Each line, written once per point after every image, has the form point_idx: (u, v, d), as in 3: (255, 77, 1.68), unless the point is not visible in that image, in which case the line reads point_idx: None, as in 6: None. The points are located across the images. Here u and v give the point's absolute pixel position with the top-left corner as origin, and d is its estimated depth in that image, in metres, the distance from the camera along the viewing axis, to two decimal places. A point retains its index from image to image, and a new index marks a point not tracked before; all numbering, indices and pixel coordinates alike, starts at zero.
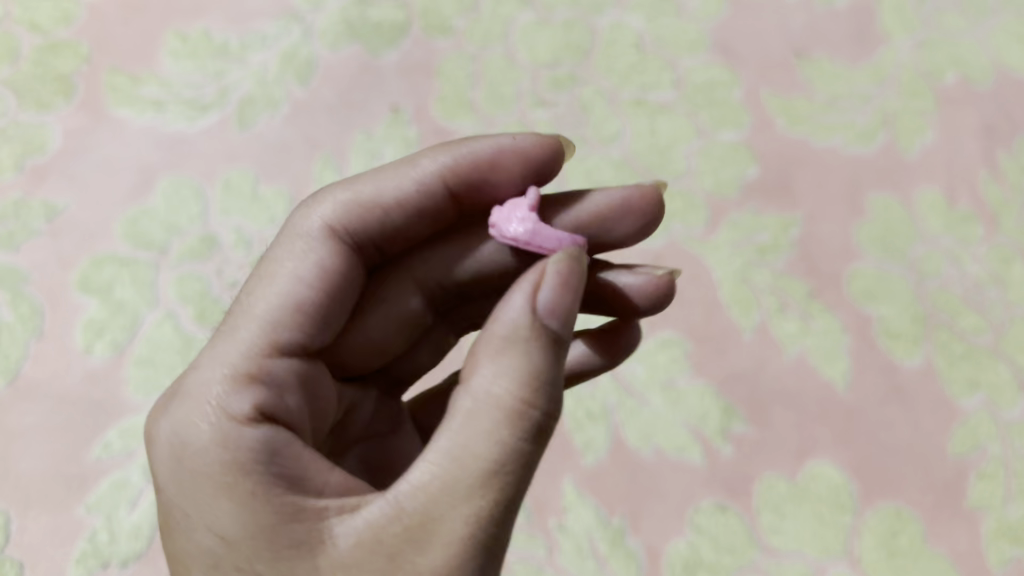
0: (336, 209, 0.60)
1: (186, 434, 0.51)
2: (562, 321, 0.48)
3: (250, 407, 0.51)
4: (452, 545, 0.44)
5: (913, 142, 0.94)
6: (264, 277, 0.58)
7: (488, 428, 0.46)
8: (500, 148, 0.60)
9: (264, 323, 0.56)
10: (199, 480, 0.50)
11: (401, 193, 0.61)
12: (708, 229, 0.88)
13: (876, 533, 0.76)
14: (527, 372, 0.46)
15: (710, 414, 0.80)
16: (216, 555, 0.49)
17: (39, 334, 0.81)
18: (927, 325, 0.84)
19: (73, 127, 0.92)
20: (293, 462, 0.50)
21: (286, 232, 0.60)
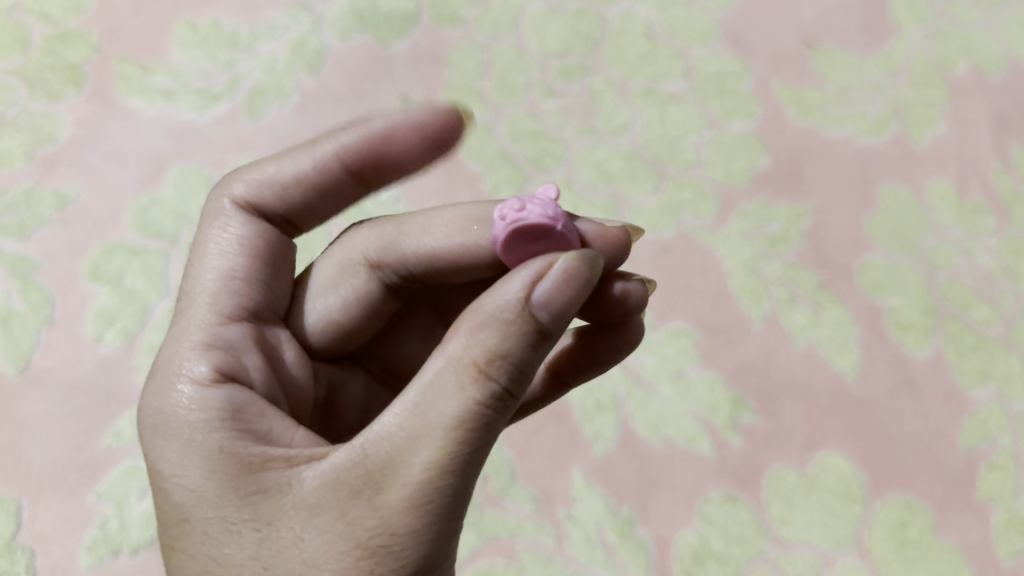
0: (246, 184, 0.58)
1: (156, 400, 0.51)
2: (553, 312, 0.44)
3: (210, 369, 0.51)
4: (411, 489, 0.42)
5: (924, 133, 0.94)
6: (201, 252, 0.57)
7: (463, 386, 0.43)
8: (396, 126, 0.59)
9: (212, 296, 0.55)
10: (167, 439, 0.49)
11: (302, 167, 0.59)
12: (717, 220, 0.88)
13: (886, 524, 0.75)
14: (507, 343, 0.44)
15: (720, 405, 0.80)
16: (180, 504, 0.47)
17: (50, 323, 0.81)
18: (937, 317, 0.84)
19: (84, 116, 0.92)
20: (258, 416, 0.50)
21: (206, 211, 0.58)
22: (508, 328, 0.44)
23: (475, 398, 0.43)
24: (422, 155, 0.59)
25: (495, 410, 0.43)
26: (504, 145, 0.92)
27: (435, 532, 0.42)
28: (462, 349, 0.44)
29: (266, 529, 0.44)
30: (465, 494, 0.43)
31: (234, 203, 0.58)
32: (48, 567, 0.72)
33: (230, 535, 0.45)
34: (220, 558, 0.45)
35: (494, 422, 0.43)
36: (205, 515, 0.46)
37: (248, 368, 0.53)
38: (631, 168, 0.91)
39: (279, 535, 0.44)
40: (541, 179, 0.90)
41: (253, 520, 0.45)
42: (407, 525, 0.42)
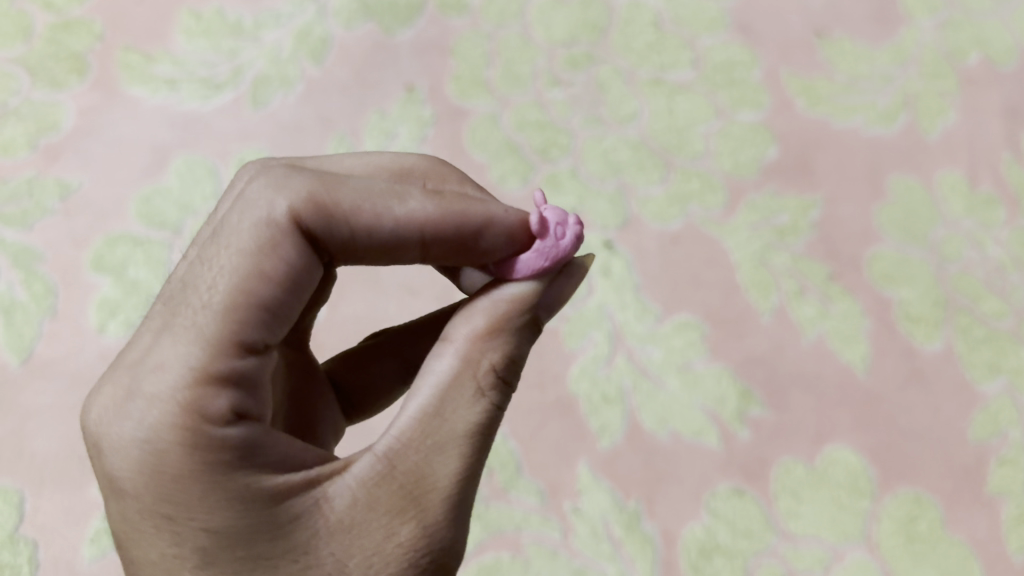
0: (300, 197, 0.45)
1: (155, 434, 0.41)
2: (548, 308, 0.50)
3: (227, 402, 0.42)
4: (452, 496, 0.44)
5: (934, 124, 0.93)
6: (225, 240, 0.44)
7: (478, 390, 0.46)
8: (505, 225, 0.49)
9: (226, 315, 0.42)
10: (180, 487, 0.41)
11: (390, 223, 0.47)
12: (726, 212, 0.87)
13: (895, 519, 0.75)
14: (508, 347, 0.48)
15: (728, 397, 0.79)
16: (208, 554, 0.42)
17: (53, 313, 0.80)
18: (947, 309, 0.83)
19: (87, 105, 0.92)
20: (270, 445, 0.44)
21: (251, 196, 0.45)
22: (510, 329, 0.48)
23: (490, 400, 0.46)
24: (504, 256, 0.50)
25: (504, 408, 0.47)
26: (510, 135, 0.91)
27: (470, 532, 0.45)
28: (473, 353, 0.47)
29: (304, 558, 0.42)
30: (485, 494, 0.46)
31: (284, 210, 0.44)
32: (51, 559, 0.71)
33: (267, 572, 0.42)
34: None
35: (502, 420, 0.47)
36: (234, 556, 0.42)
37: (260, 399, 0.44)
38: (638, 159, 0.90)
39: (323, 561, 0.42)
40: (548, 169, 0.90)
41: (293, 551, 0.42)
42: (451, 528, 0.44)
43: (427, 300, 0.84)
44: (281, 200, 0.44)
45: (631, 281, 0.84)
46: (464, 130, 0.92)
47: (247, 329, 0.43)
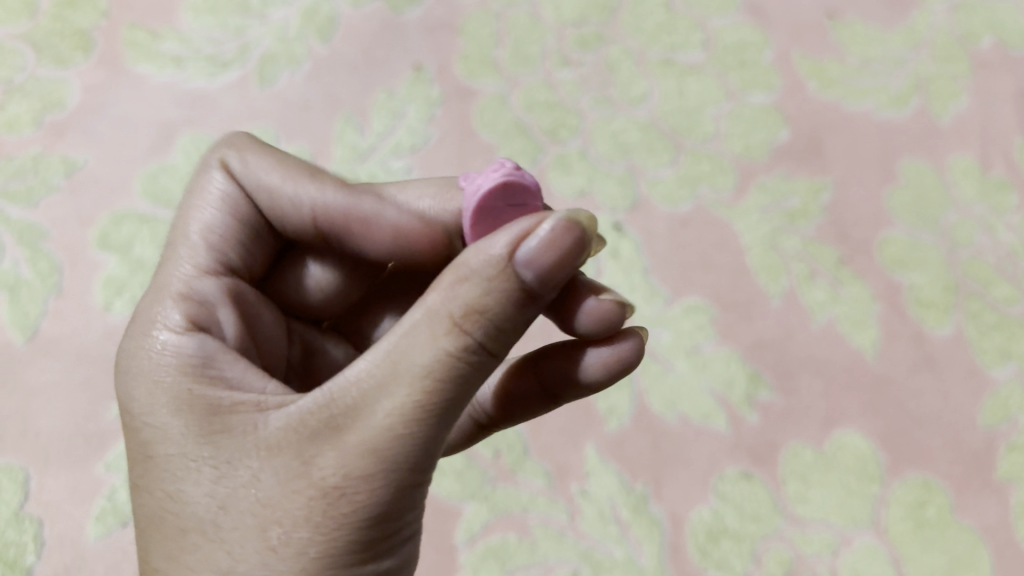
0: (241, 165, 0.55)
1: (136, 349, 0.49)
2: (541, 277, 0.41)
3: (187, 319, 0.50)
4: (370, 438, 0.41)
5: (946, 108, 0.92)
6: (195, 197, 0.55)
7: (432, 336, 0.41)
8: (382, 223, 0.56)
9: (203, 247, 0.54)
10: (143, 387, 0.47)
11: (280, 202, 0.55)
12: (736, 194, 0.87)
13: (904, 504, 0.74)
14: (473, 301, 0.41)
15: (736, 380, 0.78)
16: (151, 444, 0.46)
17: (58, 291, 0.80)
18: (958, 294, 0.82)
19: (93, 82, 0.91)
20: (229, 367, 0.48)
21: (202, 170, 0.56)
22: (483, 289, 0.41)
23: (447, 351, 0.41)
24: (394, 251, 0.56)
25: (466, 368, 0.41)
26: (518, 116, 0.90)
27: (389, 483, 0.41)
28: (440, 303, 0.42)
29: (228, 466, 0.43)
30: (429, 454, 0.42)
31: (224, 176, 0.55)
32: (56, 537, 0.70)
33: (191, 470, 0.44)
34: (183, 492, 0.44)
35: (463, 381, 0.41)
36: (171, 453, 0.45)
37: (222, 325, 0.52)
38: (648, 140, 0.89)
39: (239, 472, 0.43)
40: (557, 150, 0.89)
41: (218, 459, 0.44)
42: (369, 471, 0.41)
43: None
44: (221, 167, 0.56)
45: (641, 264, 0.83)
46: (473, 109, 0.91)
47: (232, 259, 0.55)
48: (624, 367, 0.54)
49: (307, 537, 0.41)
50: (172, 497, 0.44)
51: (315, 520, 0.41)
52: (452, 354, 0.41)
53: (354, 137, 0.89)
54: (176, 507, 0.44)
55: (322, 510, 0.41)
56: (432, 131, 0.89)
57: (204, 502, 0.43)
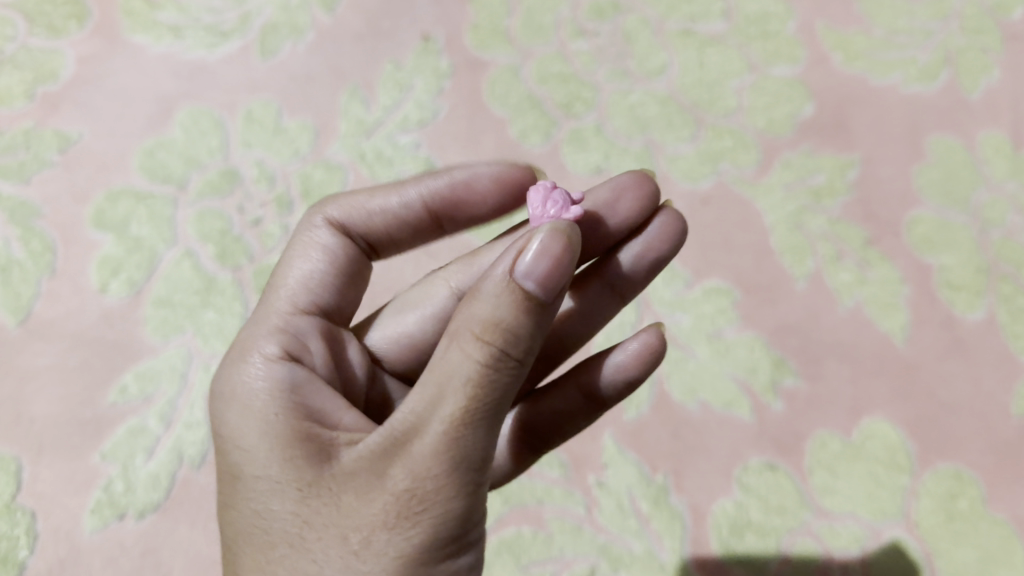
0: (340, 208, 0.59)
1: (224, 382, 0.50)
2: (544, 286, 0.41)
3: (281, 349, 0.51)
4: (430, 447, 0.40)
5: (977, 82, 0.88)
6: (298, 250, 0.57)
7: (464, 348, 0.40)
8: (477, 186, 0.60)
9: (306, 290, 0.55)
10: (228, 418, 0.48)
11: (388, 208, 0.59)
12: (759, 171, 0.83)
13: (934, 496, 0.70)
14: (493, 315, 0.40)
15: (760, 366, 0.75)
16: (234, 472, 0.46)
17: (52, 272, 0.77)
18: (989, 277, 0.78)
19: (88, 53, 0.87)
20: (312, 397, 0.48)
21: (300, 228, 0.58)
22: (502, 303, 0.41)
23: (481, 362, 0.40)
24: (497, 208, 0.61)
25: (499, 377, 0.40)
26: (531, 89, 0.87)
27: (459, 486, 0.40)
28: (464, 320, 0.41)
29: (306, 485, 0.43)
30: (488, 456, 0.41)
31: (327, 224, 0.58)
32: (50, 530, 0.67)
33: (272, 492, 0.44)
34: (268, 513, 0.43)
35: (506, 385, 0.41)
36: (255, 475, 0.44)
37: (312, 355, 0.53)
38: (667, 114, 0.86)
39: (316, 489, 0.43)
40: (572, 125, 0.85)
41: (295, 479, 0.43)
42: (431, 479, 0.40)
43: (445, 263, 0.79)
44: (324, 221, 0.58)
45: None
46: (483, 82, 0.87)
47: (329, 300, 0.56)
48: (658, 355, 0.60)
49: (387, 542, 0.40)
50: (256, 519, 0.44)
51: (392, 525, 0.40)
52: (493, 362, 0.40)
53: (360, 111, 0.85)
54: (262, 527, 0.44)
55: (397, 517, 0.40)
56: (441, 104, 0.86)
57: (287, 520, 0.43)
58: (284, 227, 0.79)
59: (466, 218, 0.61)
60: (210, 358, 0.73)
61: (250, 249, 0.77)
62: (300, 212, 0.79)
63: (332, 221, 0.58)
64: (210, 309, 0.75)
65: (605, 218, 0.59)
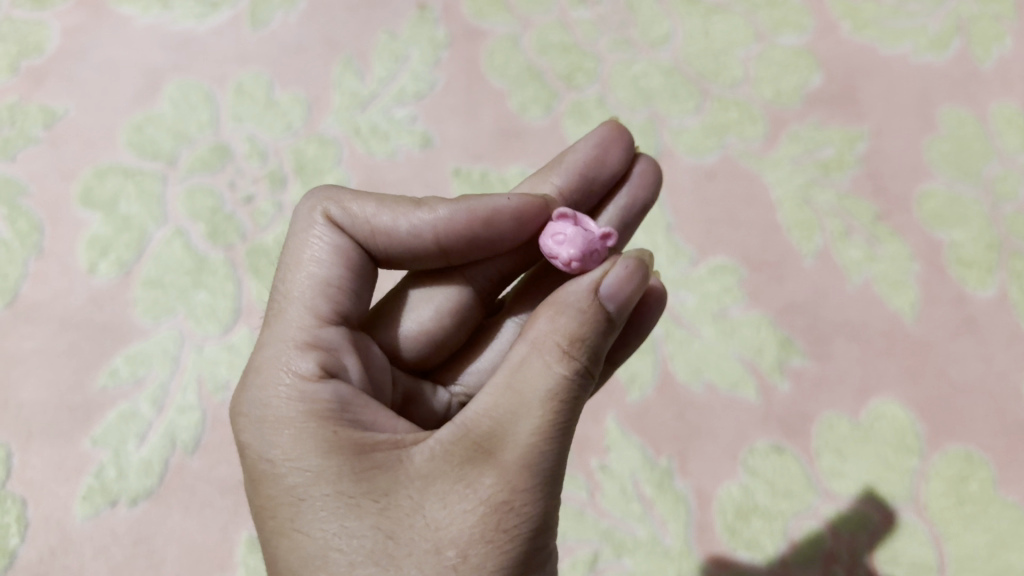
0: (349, 221, 0.50)
1: (262, 392, 0.45)
2: (621, 308, 0.44)
3: (313, 364, 0.45)
4: (522, 456, 0.40)
5: (989, 51, 0.86)
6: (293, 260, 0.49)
7: (546, 362, 0.42)
8: (501, 224, 0.51)
9: (307, 303, 0.48)
10: (281, 430, 0.43)
11: (396, 234, 0.50)
12: (766, 144, 0.81)
13: (945, 479, 0.68)
14: (577, 330, 0.42)
15: (767, 346, 0.73)
16: (298, 490, 0.42)
17: (39, 252, 0.75)
18: (1001, 253, 0.76)
19: (73, 25, 0.85)
20: (361, 407, 0.45)
21: (303, 235, 0.50)
22: (588, 321, 0.43)
23: (567, 373, 0.42)
24: (516, 241, 0.52)
25: (581, 392, 0.42)
26: (531, 59, 0.84)
27: (546, 497, 0.41)
28: (543, 336, 0.43)
29: (387, 499, 0.41)
30: (563, 470, 0.42)
31: (324, 234, 0.50)
32: (40, 518, 0.65)
33: (349, 509, 0.40)
34: (344, 535, 0.40)
35: (583, 401, 0.43)
36: (325, 493, 0.41)
37: (348, 372, 0.47)
38: (670, 85, 0.83)
39: (401, 504, 0.40)
40: (573, 97, 0.83)
41: (375, 496, 0.41)
42: (523, 487, 0.40)
43: None
44: (326, 228, 0.49)
45: (664, 221, 0.78)
46: (481, 52, 0.85)
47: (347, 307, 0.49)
48: None
49: (486, 553, 0.39)
50: (331, 539, 0.40)
51: (489, 536, 0.39)
52: (581, 379, 0.42)
53: (354, 83, 0.82)
54: (337, 548, 0.40)
55: (494, 527, 0.39)
56: (438, 76, 0.83)
57: (369, 538, 0.40)
58: (277, 205, 0.77)
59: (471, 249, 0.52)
60: (203, 340, 0.71)
61: (243, 228, 0.75)
62: (293, 189, 0.77)
63: (333, 229, 0.50)
64: (202, 290, 0.73)
65: (596, 175, 0.57)
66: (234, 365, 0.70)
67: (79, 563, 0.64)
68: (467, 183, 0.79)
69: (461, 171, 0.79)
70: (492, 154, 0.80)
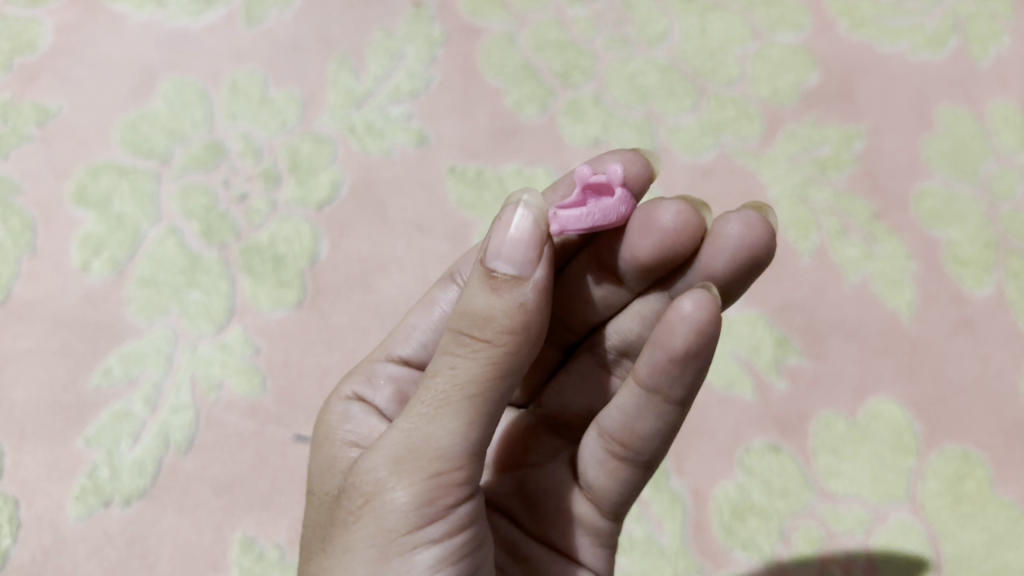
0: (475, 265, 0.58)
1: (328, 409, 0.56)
2: (505, 270, 0.41)
3: (353, 393, 0.56)
4: (392, 435, 0.42)
5: (986, 50, 0.86)
6: (423, 306, 0.59)
7: (443, 342, 0.43)
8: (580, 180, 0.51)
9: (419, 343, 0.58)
10: (319, 437, 0.53)
11: None
12: (763, 142, 0.80)
13: (942, 478, 0.68)
14: (462, 304, 0.42)
15: (763, 346, 0.73)
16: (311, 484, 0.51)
17: (32, 250, 0.74)
18: (998, 252, 0.76)
19: (66, 21, 0.84)
20: None
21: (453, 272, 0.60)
22: (471, 292, 0.42)
23: (448, 349, 0.42)
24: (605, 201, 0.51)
25: (459, 364, 0.41)
26: (527, 57, 0.84)
27: (409, 474, 0.41)
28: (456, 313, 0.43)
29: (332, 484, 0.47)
30: (448, 443, 0.41)
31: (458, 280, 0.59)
32: (34, 519, 0.65)
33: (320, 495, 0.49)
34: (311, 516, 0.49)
35: (477, 374, 0.41)
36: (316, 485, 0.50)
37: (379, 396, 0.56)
38: (667, 83, 0.83)
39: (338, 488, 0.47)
40: (569, 95, 0.82)
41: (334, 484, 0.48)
42: (385, 465, 0.42)
43: (438, 240, 0.76)
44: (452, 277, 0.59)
45: None
46: (477, 49, 0.84)
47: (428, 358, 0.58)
48: (708, 325, 0.45)
49: (356, 525, 0.43)
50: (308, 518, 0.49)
51: (359, 510, 0.43)
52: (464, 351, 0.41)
53: (350, 81, 0.82)
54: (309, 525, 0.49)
55: (364, 502, 0.43)
56: (434, 73, 0.83)
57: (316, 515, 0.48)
58: (271, 204, 0.76)
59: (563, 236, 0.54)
60: (196, 340, 0.71)
61: (237, 226, 0.75)
62: (287, 187, 0.77)
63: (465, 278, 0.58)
64: (195, 288, 0.73)
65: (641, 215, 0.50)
66: (228, 365, 0.70)
67: (72, 564, 0.64)
68: (464, 182, 0.78)
69: (457, 169, 0.79)
70: (488, 152, 0.80)
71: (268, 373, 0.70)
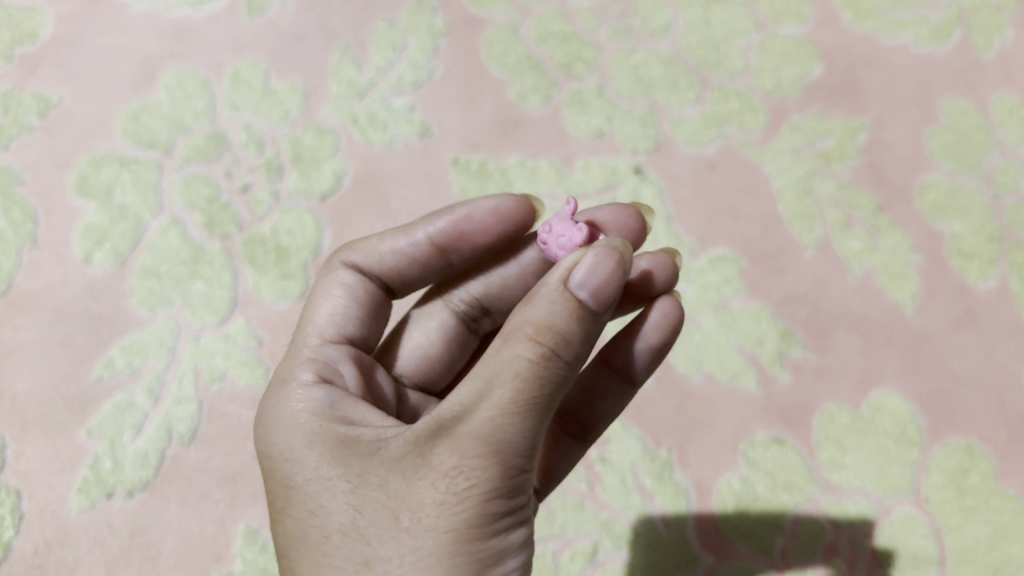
0: (362, 258, 0.56)
1: (274, 400, 0.49)
2: (597, 296, 0.41)
3: (316, 375, 0.49)
4: (476, 431, 0.39)
5: (991, 42, 0.85)
6: (323, 291, 0.55)
7: (516, 348, 0.40)
8: (480, 224, 0.54)
9: (338, 322, 0.54)
10: (283, 425, 0.47)
11: (398, 250, 0.55)
12: (767, 135, 0.80)
13: (945, 471, 0.68)
14: (542, 316, 0.40)
15: (767, 338, 0.72)
16: (291, 479, 0.45)
17: (34, 241, 0.74)
18: (1002, 245, 0.76)
19: (68, 12, 0.84)
20: (352, 412, 0.47)
21: (324, 267, 0.56)
22: (553, 307, 0.41)
23: (531, 354, 0.40)
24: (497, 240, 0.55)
25: (550, 376, 0.40)
26: (530, 48, 0.84)
27: (498, 475, 0.39)
28: (514, 323, 0.41)
29: (358, 479, 0.42)
30: (533, 443, 0.40)
31: (348, 270, 0.56)
32: (36, 510, 0.65)
33: (325, 488, 0.43)
34: (319, 511, 0.43)
35: (555, 382, 0.40)
36: (305, 479, 0.44)
37: (344, 378, 0.51)
38: (671, 75, 0.83)
39: (370, 479, 0.42)
40: (573, 87, 0.82)
41: (348, 478, 0.43)
42: (473, 464, 0.39)
43: None
44: (342, 264, 0.56)
45: (663, 212, 0.77)
46: (481, 41, 0.84)
47: (352, 329, 0.55)
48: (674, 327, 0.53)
49: (433, 517, 0.39)
50: (309, 513, 0.43)
51: (435, 506, 0.39)
52: (548, 361, 0.40)
53: (352, 72, 0.82)
54: (313, 519, 0.43)
55: (444, 500, 0.39)
56: (437, 64, 0.83)
57: (340, 515, 0.42)
58: (274, 195, 0.76)
59: (473, 251, 0.56)
60: (199, 331, 0.70)
61: (240, 217, 0.75)
62: (290, 179, 0.77)
63: (355, 267, 0.56)
64: (198, 280, 0.72)
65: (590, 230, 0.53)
66: (231, 357, 0.70)
67: (75, 556, 0.64)
68: (467, 173, 0.78)
69: (460, 161, 0.79)
70: (491, 144, 0.80)
71: (271, 365, 0.70)
